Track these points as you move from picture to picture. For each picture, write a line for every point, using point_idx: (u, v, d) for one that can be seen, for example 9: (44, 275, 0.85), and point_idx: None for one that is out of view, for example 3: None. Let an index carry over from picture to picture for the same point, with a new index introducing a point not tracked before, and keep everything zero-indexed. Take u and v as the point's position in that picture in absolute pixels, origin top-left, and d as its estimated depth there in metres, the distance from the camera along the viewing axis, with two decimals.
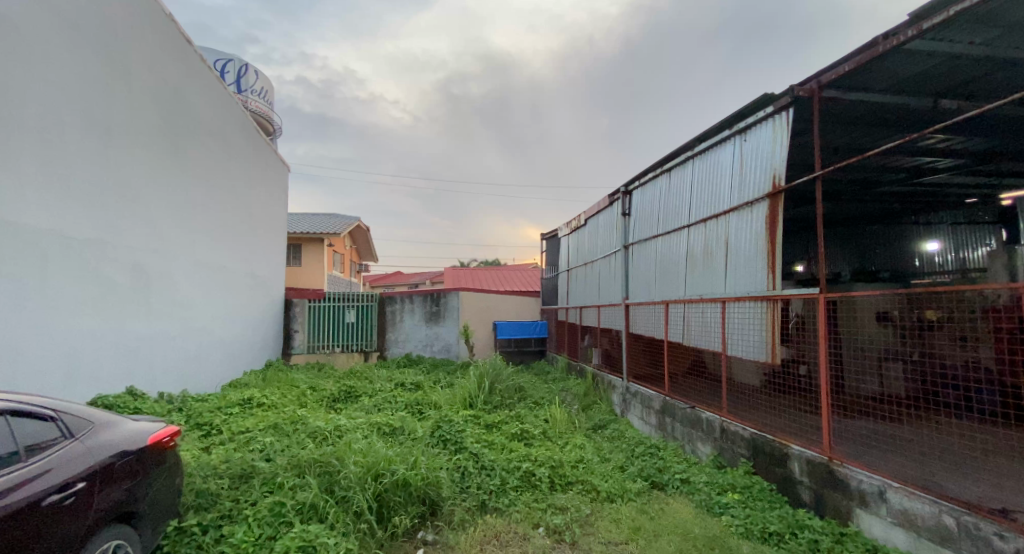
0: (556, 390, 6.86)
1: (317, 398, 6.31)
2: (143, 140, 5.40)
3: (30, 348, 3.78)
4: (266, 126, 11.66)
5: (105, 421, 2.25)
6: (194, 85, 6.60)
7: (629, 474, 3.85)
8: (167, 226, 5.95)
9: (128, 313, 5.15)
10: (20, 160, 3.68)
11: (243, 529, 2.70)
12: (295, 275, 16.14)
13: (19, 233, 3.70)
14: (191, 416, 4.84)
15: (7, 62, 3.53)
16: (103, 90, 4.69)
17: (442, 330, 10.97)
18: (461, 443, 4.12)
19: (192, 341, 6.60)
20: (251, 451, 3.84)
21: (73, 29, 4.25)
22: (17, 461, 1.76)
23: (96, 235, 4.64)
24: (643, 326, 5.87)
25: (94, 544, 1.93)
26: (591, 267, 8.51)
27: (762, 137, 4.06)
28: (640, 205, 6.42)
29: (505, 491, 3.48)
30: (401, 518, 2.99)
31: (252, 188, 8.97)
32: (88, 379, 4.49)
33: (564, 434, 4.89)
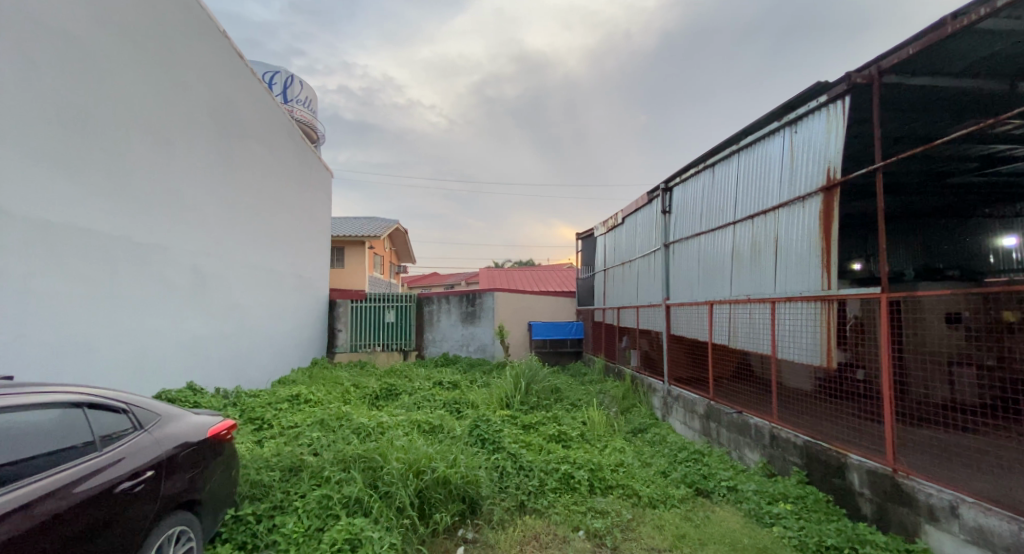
0: (594, 392, 6.77)
1: (360, 395, 6.52)
2: (199, 151, 5.77)
3: (99, 344, 4.12)
4: (311, 134, 12.18)
5: (170, 413, 2.41)
6: (244, 97, 6.98)
7: (672, 480, 3.75)
8: (221, 231, 6.32)
9: (187, 313, 5.51)
10: (91, 173, 4.03)
11: (293, 520, 2.84)
12: (338, 277, 16.76)
13: (90, 239, 4.05)
14: (245, 410, 5.12)
15: (77, 81, 3.87)
16: (163, 106, 5.05)
17: (478, 330, 11.03)
18: (499, 443, 4.14)
19: (245, 340, 6.98)
20: (300, 445, 4.01)
21: (135, 51, 4.60)
22: (94, 449, 1.91)
23: (159, 240, 5.01)
24: (685, 327, 5.70)
25: (162, 529, 2.10)
26: (629, 266, 8.35)
27: (814, 128, 3.86)
28: (681, 203, 6.24)
29: (544, 493, 3.45)
30: (443, 515, 3.04)
31: (298, 193, 9.38)
32: (153, 374, 4.85)
33: (602, 437, 4.83)
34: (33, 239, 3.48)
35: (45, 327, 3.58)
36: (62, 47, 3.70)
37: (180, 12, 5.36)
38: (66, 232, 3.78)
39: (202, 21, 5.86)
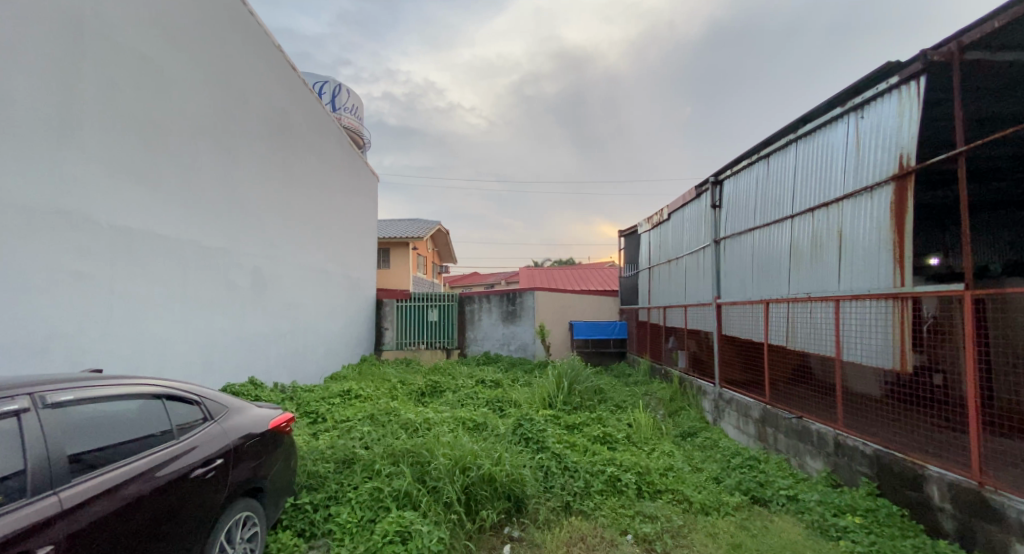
0: (640, 394, 6.62)
1: (406, 391, 6.71)
2: (258, 160, 6.13)
3: (174, 340, 4.48)
4: (358, 141, 12.67)
5: (236, 406, 2.58)
6: (298, 107, 7.35)
7: (726, 486, 3.59)
8: (279, 235, 6.68)
9: (249, 312, 5.87)
10: (164, 182, 4.37)
11: (347, 511, 2.96)
12: (384, 277, 17.36)
13: (166, 244, 4.41)
14: (301, 404, 5.40)
15: (153, 100, 4.23)
16: (226, 118, 5.39)
17: (519, 329, 11.04)
18: (543, 442, 4.13)
19: (301, 337, 7.37)
20: (352, 438, 4.18)
21: (201, 68, 4.95)
22: (172, 438, 2.07)
23: (224, 244, 5.36)
24: (737, 327, 5.44)
25: (230, 513, 2.25)
26: (676, 264, 8.09)
27: (883, 113, 3.59)
28: (732, 197, 5.98)
29: (590, 494, 3.40)
30: (489, 512, 3.07)
31: (348, 197, 9.78)
32: (220, 368, 5.22)
33: (650, 440, 4.70)
34: (117, 245, 3.82)
35: (127, 324, 3.92)
36: (138, 68, 4.04)
37: (240, 30, 5.73)
38: (144, 238, 4.13)
39: (259, 37, 6.22)
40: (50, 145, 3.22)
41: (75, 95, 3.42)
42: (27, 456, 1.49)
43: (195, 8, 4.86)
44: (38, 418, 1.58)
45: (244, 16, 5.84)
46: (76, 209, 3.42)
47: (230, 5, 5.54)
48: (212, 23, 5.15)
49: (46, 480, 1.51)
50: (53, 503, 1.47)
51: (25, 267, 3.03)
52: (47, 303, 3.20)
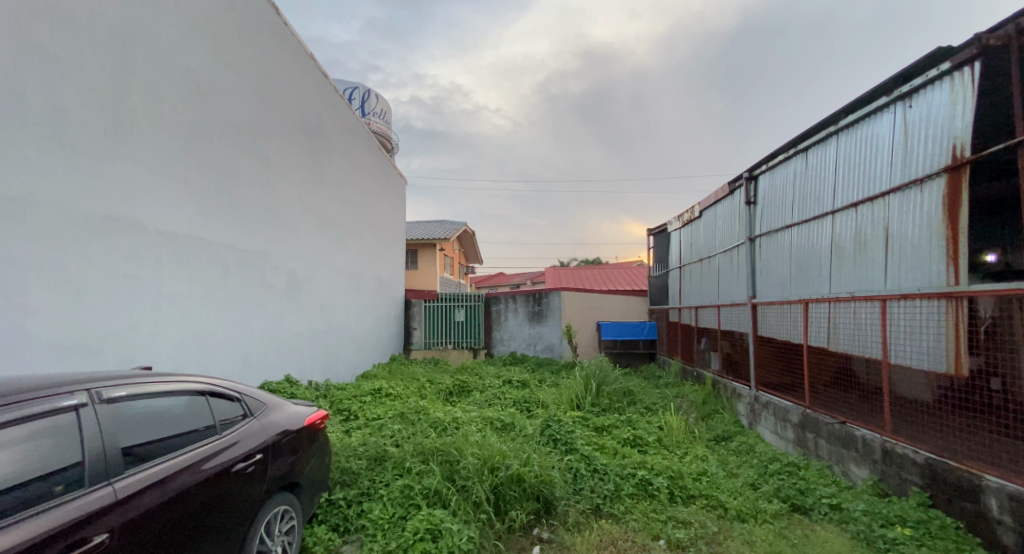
0: (671, 396, 6.48)
1: (435, 391, 6.78)
2: (293, 165, 6.33)
3: (216, 339, 4.69)
4: (387, 144, 12.92)
5: (274, 403, 2.67)
6: (330, 113, 7.56)
7: (763, 493, 3.47)
8: (312, 237, 6.88)
9: (284, 312, 6.07)
10: (206, 189, 4.57)
11: (379, 508, 3.02)
12: (412, 278, 17.62)
13: (208, 247, 4.62)
14: (334, 402, 5.54)
15: (197, 110, 4.44)
16: (263, 126, 5.60)
17: (545, 330, 10.98)
18: (572, 444, 4.09)
19: (333, 337, 7.57)
20: (383, 436, 4.26)
21: (240, 79, 5.16)
22: (215, 433, 2.16)
23: (261, 247, 5.56)
24: (774, 328, 5.25)
25: (269, 506, 2.33)
26: (708, 263, 7.88)
27: (934, 101, 3.40)
28: (768, 193, 5.77)
29: (620, 498, 3.34)
30: (518, 513, 3.06)
31: (377, 200, 9.99)
32: (258, 366, 5.42)
33: (682, 444, 4.58)
34: (163, 249, 4.02)
35: (172, 324, 4.12)
36: (182, 79, 4.24)
37: (276, 40, 5.94)
38: (189, 241, 4.34)
39: (293, 47, 6.43)
40: (103, 156, 3.42)
41: (125, 107, 3.62)
42: (84, 448, 1.58)
43: (234, 21, 5.07)
44: (95, 412, 1.67)
45: (280, 27, 6.05)
46: (125, 215, 3.62)
47: (267, 17, 5.76)
48: (250, 35, 5.36)
49: (103, 471, 1.60)
50: (107, 494, 1.55)
51: (79, 269, 3.23)
52: (100, 304, 3.39)
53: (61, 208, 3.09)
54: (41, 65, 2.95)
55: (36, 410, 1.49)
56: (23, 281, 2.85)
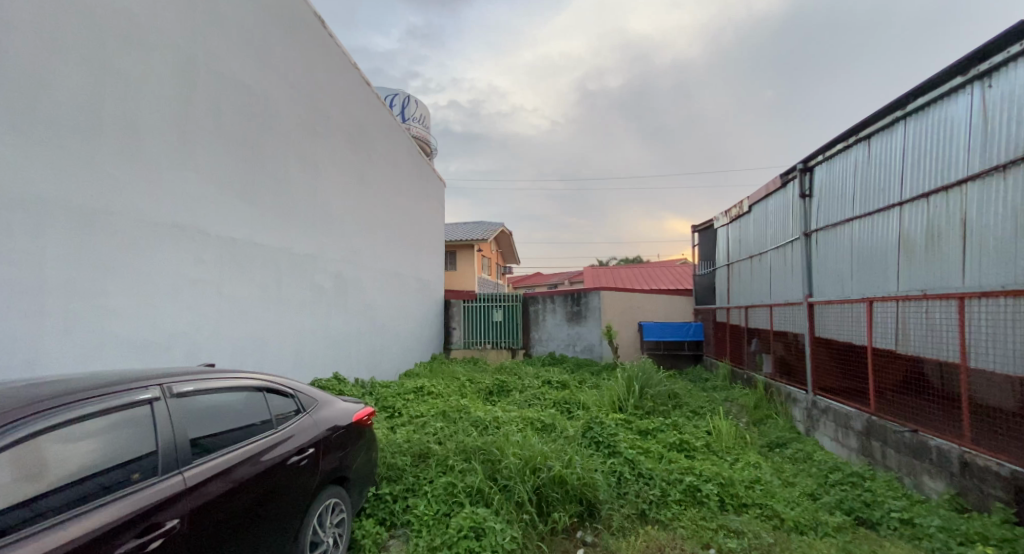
0: (719, 400, 6.23)
1: (475, 390, 6.85)
2: (339, 171, 6.57)
3: (270, 337, 4.94)
4: (425, 148, 13.18)
5: (324, 399, 2.77)
6: (373, 119, 7.80)
7: (824, 504, 3.27)
8: (358, 240, 7.13)
9: (332, 312, 6.32)
10: (261, 196, 4.82)
11: (424, 503, 3.08)
12: (451, 278, 17.90)
13: (263, 251, 4.88)
14: (379, 399, 5.72)
15: (252, 122, 4.69)
16: (311, 134, 5.85)
17: (584, 330, 10.80)
18: (615, 447, 4.01)
19: (377, 336, 7.80)
20: (427, 433, 4.35)
21: (290, 90, 5.42)
22: (272, 427, 2.27)
23: (311, 250, 5.81)
24: (833, 329, 4.93)
25: (321, 498, 2.43)
26: (759, 260, 7.50)
27: (1018, 79, 3.09)
28: (826, 185, 5.43)
29: (667, 503, 3.24)
30: (561, 515, 3.03)
31: (417, 203, 10.21)
32: (309, 364, 5.67)
33: (732, 449, 4.39)
34: (223, 253, 4.28)
35: (232, 324, 4.38)
36: (238, 94, 4.49)
37: (323, 51, 6.19)
38: (246, 246, 4.60)
39: (338, 57, 6.68)
40: (169, 167, 3.67)
41: (188, 122, 3.88)
42: (157, 440, 1.69)
43: (284, 36, 5.33)
44: (165, 406, 1.79)
45: (326, 39, 6.31)
46: (190, 222, 3.87)
47: (314, 31, 6.01)
48: (298, 47, 5.60)
49: (174, 461, 1.72)
50: (177, 482, 1.65)
51: (150, 273, 3.49)
52: (168, 305, 3.65)
53: (134, 217, 3.35)
54: (116, 86, 3.22)
55: (115, 404, 1.61)
56: (103, 284, 3.11)
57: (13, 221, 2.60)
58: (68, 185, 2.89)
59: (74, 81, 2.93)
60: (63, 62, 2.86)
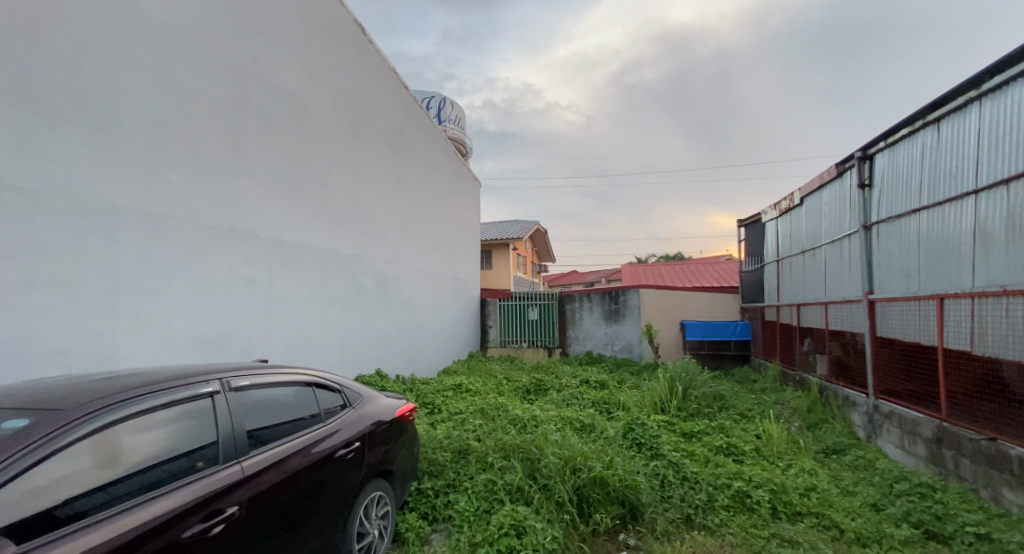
0: (769, 403, 5.94)
1: (513, 388, 6.87)
2: (380, 173, 6.75)
3: (317, 334, 5.14)
4: (460, 149, 13.30)
5: (369, 395, 2.85)
6: (411, 121, 7.96)
7: (888, 516, 3.05)
8: (398, 240, 7.30)
9: (375, 311, 6.51)
10: (308, 199, 5.03)
11: (464, 500, 3.12)
12: (487, 277, 18.04)
13: (311, 252, 5.08)
14: (420, 395, 5.85)
15: (298, 128, 4.89)
16: (353, 139, 6.03)
17: (623, 329, 10.57)
18: (657, 449, 3.91)
19: (417, 334, 7.97)
20: (466, 430, 4.40)
21: (334, 97, 5.61)
22: (321, 420, 2.35)
23: (354, 250, 6.01)
24: (897, 328, 4.59)
25: (366, 491, 2.50)
26: (812, 256, 7.11)
27: None
28: (888, 173, 5.06)
29: (713, 509, 3.12)
30: (603, 517, 2.98)
31: (454, 203, 10.36)
32: (354, 361, 5.87)
33: (784, 455, 4.18)
34: (274, 254, 4.49)
35: (283, 322, 4.59)
36: (286, 102, 4.70)
37: (363, 58, 6.36)
38: (295, 247, 4.80)
39: (377, 62, 6.84)
40: (225, 174, 3.89)
41: (241, 130, 4.09)
42: (217, 431, 1.79)
43: (327, 44, 5.52)
44: (224, 400, 1.89)
45: (366, 45, 6.47)
46: (244, 225, 4.09)
47: (355, 37, 6.19)
48: (340, 55, 5.79)
49: (233, 451, 1.81)
50: (236, 471, 1.75)
51: (210, 274, 3.71)
52: (226, 304, 3.87)
53: (195, 222, 3.58)
54: (177, 100, 3.44)
55: (180, 396, 1.71)
56: (168, 285, 3.34)
57: (91, 228, 2.83)
58: (136, 193, 3.11)
59: (141, 96, 3.16)
60: (131, 79, 3.08)
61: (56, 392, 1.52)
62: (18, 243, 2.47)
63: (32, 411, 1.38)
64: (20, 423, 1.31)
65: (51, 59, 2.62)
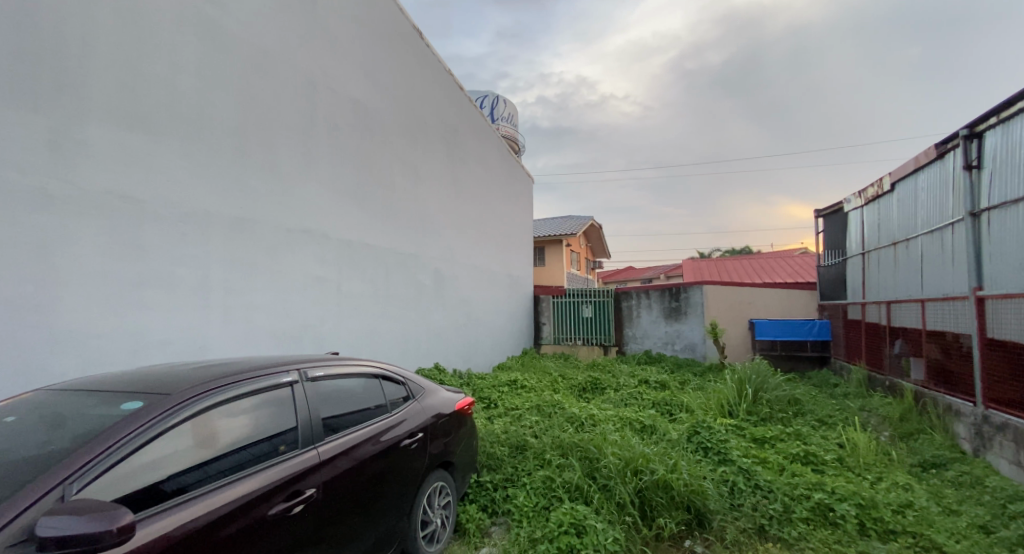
0: (853, 410, 5.44)
1: (568, 386, 6.80)
2: (436, 173, 6.91)
3: (381, 329, 5.38)
4: (514, 147, 13.37)
5: (430, 388, 2.92)
6: (465, 120, 8.06)
7: (1001, 540, 2.69)
8: (454, 238, 7.46)
9: (433, 307, 6.70)
10: (371, 200, 5.25)
11: (523, 495, 3.13)
12: (540, 274, 18.02)
13: (374, 250, 5.31)
14: (476, 390, 5.95)
15: (361, 132, 5.11)
16: (412, 141, 6.23)
17: (684, 328, 10.13)
18: (726, 454, 3.71)
19: (472, 330, 8.11)
20: (523, 426, 4.42)
21: (395, 102, 5.83)
22: (386, 411, 2.44)
23: (414, 249, 6.21)
24: (1013, 329, 4.02)
25: (429, 481, 2.58)
26: (906, 248, 6.41)
27: None
28: (1002, 153, 4.44)
29: (791, 521, 2.90)
30: (667, 521, 2.86)
31: (508, 201, 10.41)
32: (414, 355, 6.08)
33: (873, 467, 3.81)
34: (342, 253, 4.75)
35: (350, 317, 4.83)
36: (350, 107, 4.92)
37: (420, 60, 6.52)
38: (360, 246, 5.05)
39: (434, 64, 7.01)
40: (299, 178, 4.16)
41: (312, 137, 4.35)
42: (295, 418, 1.91)
43: (387, 49, 5.71)
44: (302, 389, 2.02)
45: (423, 50, 6.65)
46: (315, 226, 4.35)
47: (413, 42, 6.37)
48: (399, 59, 5.97)
49: (310, 437, 1.92)
50: (313, 456, 1.86)
51: (287, 273, 3.99)
52: (301, 300, 4.14)
53: (273, 224, 3.85)
54: (256, 112, 3.71)
55: (263, 384, 1.85)
56: (251, 282, 3.62)
57: (187, 230, 3.13)
58: (224, 198, 3.40)
59: (226, 109, 3.44)
60: (218, 94, 3.37)
61: (162, 378, 1.69)
62: (129, 245, 2.78)
63: (143, 395, 1.54)
64: (134, 405, 1.47)
65: (153, 80, 2.92)
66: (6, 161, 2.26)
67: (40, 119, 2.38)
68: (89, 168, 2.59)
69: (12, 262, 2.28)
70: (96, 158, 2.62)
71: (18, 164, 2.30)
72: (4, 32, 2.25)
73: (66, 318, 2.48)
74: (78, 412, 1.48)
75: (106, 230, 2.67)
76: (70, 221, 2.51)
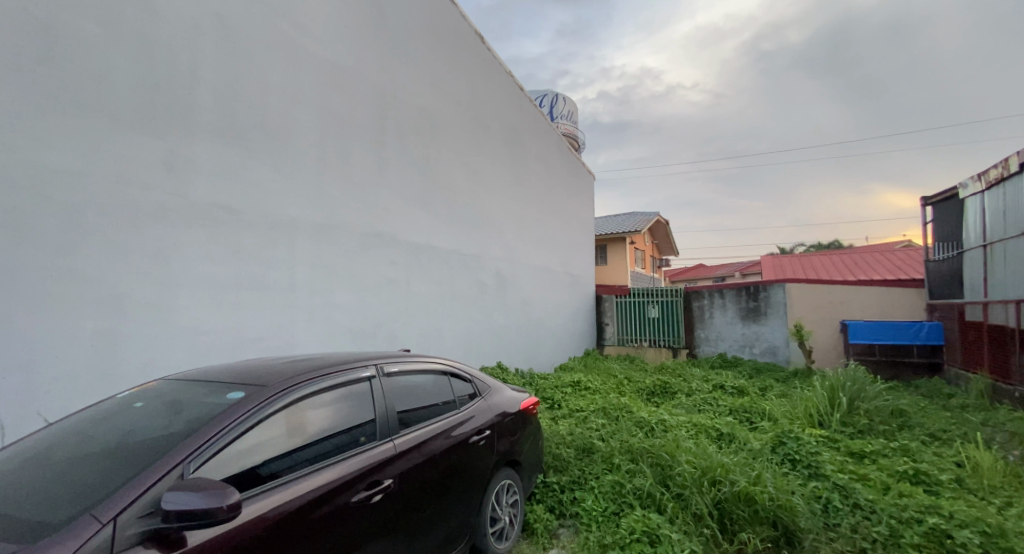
0: (973, 426, 4.74)
1: (635, 389, 6.58)
2: (498, 174, 6.99)
3: (446, 328, 5.53)
4: (574, 145, 13.23)
5: (496, 387, 2.94)
6: (526, 120, 8.08)
7: None
8: (515, 239, 7.50)
9: (496, 307, 6.78)
10: (437, 203, 5.42)
11: (591, 499, 3.07)
12: (602, 273, 17.66)
13: (440, 251, 5.48)
14: (539, 390, 5.94)
15: (427, 137, 5.28)
16: (474, 143, 6.35)
17: (764, 329, 9.44)
18: (818, 469, 3.38)
19: (534, 330, 8.12)
20: (589, 428, 4.33)
21: (459, 106, 5.98)
22: (455, 407, 2.50)
23: (477, 250, 6.32)
24: None
25: (496, 478, 2.59)
26: None
27: None
28: None
29: (899, 546, 2.57)
30: (750, 536, 2.66)
31: (569, 200, 10.31)
32: (478, 353, 6.19)
33: (1001, 491, 3.28)
34: (411, 255, 4.94)
35: (418, 316, 5.02)
36: (416, 114, 5.11)
37: (482, 64, 6.63)
38: (427, 248, 5.22)
39: (496, 67, 7.10)
40: (372, 185, 4.38)
41: (383, 145, 4.57)
42: (373, 411, 2.00)
43: (451, 55, 5.85)
44: (378, 384, 2.11)
45: (485, 54, 6.75)
46: (386, 230, 4.57)
47: (476, 47, 6.50)
48: (462, 64, 6.10)
49: (387, 429, 2.01)
50: (389, 448, 1.94)
51: (362, 275, 4.22)
52: (374, 300, 4.36)
53: (350, 229, 4.09)
54: (334, 123, 3.95)
55: (345, 378, 1.96)
56: (331, 283, 3.87)
57: (277, 236, 3.41)
58: (307, 206, 3.66)
59: (309, 123, 3.70)
60: (302, 109, 3.64)
61: (259, 371, 1.85)
62: (229, 251, 3.08)
63: (245, 386, 1.69)
64: (238, 395, 1.61)
65: (248, 101, 3.21)
66: (132, 180, 2.59)
67: (158, 142, 2.70)
68: (197, 183, 2.90)
69: (138, 267, 2.61)
70: (204, 175, 2.93)
71: (141, 182, 2.63)
72: (129, 67, 2.58)
73: (180, 316, 2.80)
74: (192, 399, 1.66)
75: (211, 237, 2.97)
76: (182, 230, 2.82)
